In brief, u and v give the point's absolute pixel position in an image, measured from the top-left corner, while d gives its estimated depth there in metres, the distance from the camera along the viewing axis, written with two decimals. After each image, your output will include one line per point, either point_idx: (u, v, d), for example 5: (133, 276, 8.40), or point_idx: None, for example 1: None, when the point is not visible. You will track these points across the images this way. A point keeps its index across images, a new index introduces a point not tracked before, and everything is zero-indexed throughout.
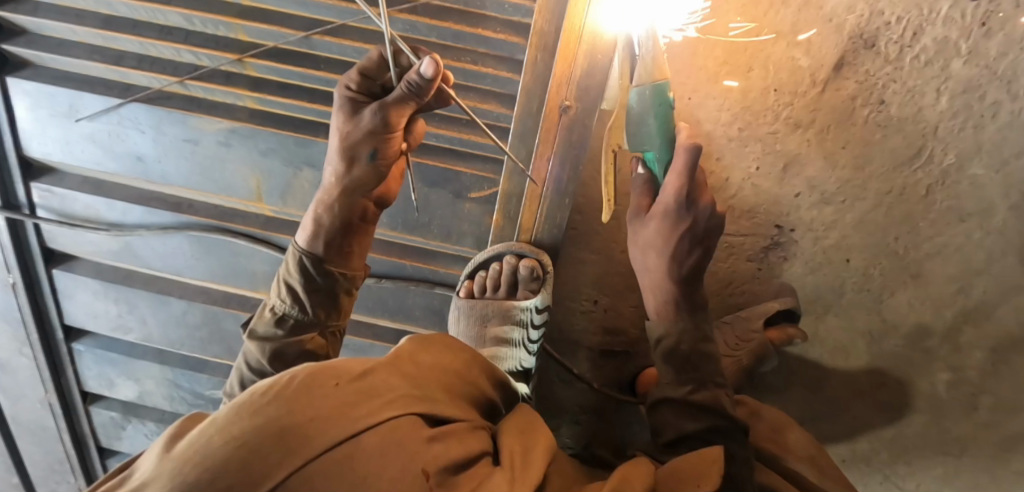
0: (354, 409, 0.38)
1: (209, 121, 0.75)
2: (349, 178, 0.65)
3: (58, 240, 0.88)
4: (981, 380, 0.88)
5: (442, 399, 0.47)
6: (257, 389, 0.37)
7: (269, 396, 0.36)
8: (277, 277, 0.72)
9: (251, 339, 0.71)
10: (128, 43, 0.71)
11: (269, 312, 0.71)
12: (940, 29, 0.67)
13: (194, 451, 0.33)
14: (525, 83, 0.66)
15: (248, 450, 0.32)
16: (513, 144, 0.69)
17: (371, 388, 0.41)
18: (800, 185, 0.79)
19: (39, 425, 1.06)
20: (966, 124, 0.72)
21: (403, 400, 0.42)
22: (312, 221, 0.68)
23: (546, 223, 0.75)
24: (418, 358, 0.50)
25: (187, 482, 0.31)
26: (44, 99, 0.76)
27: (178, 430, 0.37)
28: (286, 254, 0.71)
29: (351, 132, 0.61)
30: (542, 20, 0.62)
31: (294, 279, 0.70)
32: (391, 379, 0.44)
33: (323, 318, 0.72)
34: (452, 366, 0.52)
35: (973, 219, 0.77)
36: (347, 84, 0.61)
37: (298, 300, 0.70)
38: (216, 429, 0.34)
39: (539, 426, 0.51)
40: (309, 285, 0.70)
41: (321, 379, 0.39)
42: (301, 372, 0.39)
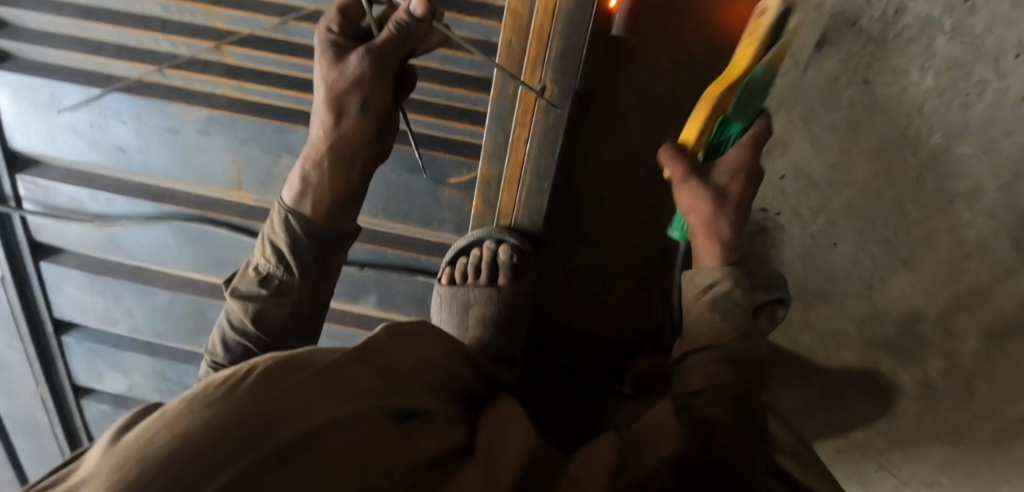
0: (320, 402, 0.34)
1: (188, 109, 0.75)
2: (336, 135, 0.62)
3: (45, 233, 0.88)
4: (975, 366, 0.86)
5: (417, 393, 0.43)
6: (210, 382, 0.32)
7: (223, 389, 0.31)
8: (262, 237, 0.69)
9: (232, 297, 0.69)
10: (106, 33, 0.71)
11: (254, 271, 0.69)
12: (922, 6, 0.65)
13: (138, 445, 0.28)
14: (502, 66, 0.64)
15: (202, 445, 0.28)
16: (490, 129, 0.67)
17: (339, 382, 0.37)
18: (785, 167, 0.78)
19: (31, 418, 1.06)
20: (951, 103, 0.69)
21: (372, 394, 0.38)
22: (299, 179, 0.65)
23: (527, 207, 0.74)
24: (394, 350, 0.45)
25: (127, 479, 0.26)
26: (26, 91, 0.76)
27: (131, 419, 0.32)
28: (271, 212, 0.69)
29: (336, 80, 0.58)
30: (516, 2, 0.60)
31: (280, 240, 0.67)
32: (361, 371, 0.40)
33: (311, 282, 0.69)
34: (429, 360, 0.49)
35: (963, 201, 0.74)
36: (329, 27, 0.59)
37: (284, 262, 0.68)
38: (164, 422, 0.29)
39: (518, 417, 0.48)
40: (297, 249, 0.67)
41: (282, 372, 0.34)
42: (262, 362, 0.35)
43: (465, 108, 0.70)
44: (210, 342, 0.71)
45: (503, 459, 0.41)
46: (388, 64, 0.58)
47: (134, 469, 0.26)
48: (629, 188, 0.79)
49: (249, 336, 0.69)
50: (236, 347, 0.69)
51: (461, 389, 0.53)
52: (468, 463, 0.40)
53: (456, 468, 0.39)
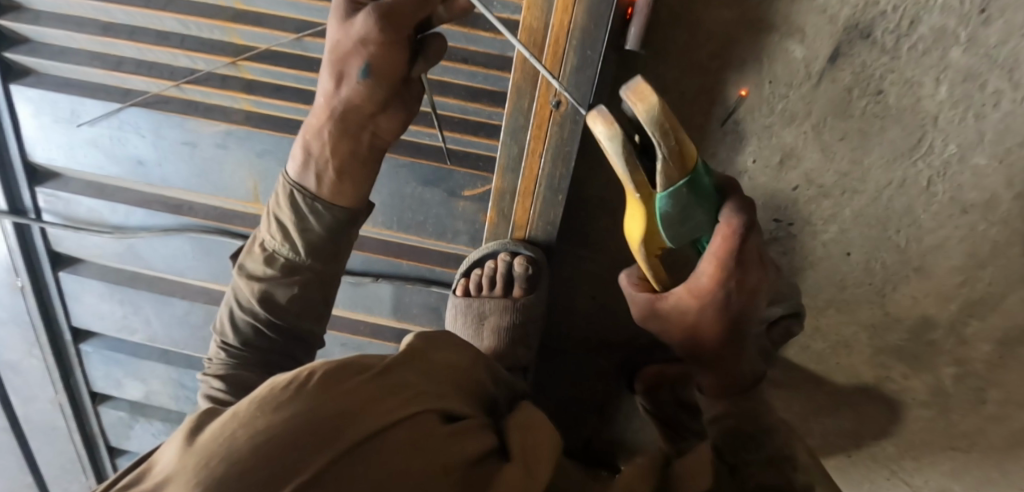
0: (380, 402, 0.34)
1: (206, 123, 0.76)
2: (337, 101, 0.56)
3: (63, 243, 0.90)
4: (987, 373, 0.86)
5: (454, 396, 0.43)
6: (276, 384, 0.33)
7: (290, 391, 0.32)
8: (267, 212, 0.64)
9: (241, 275, 0.65)
10: (126, 49, 0.72)
11: (260, 249, 0.65)
12: (937, 18, 0.63)
13: (218, 443, 0.29)
14: (515, 81, 0.64)
15: (278, 444, 0.29)
16: (504, 141, 0.68)
17: (393, 383, 0.37)
18: (797, 178, 0.77)
19: (50, 425, 1.08)
20: (965, 114, 0.68)
21: (422, 395, 0.38)
22: (301, 149, 0.60)
23: (541, 219, 0.74)
24: (429, 355, 0.45)
25: (212, 477, 0.27)
26: (47, 106, 0.78)
27: (197, 422, 0.34)
28: (276, 186, 0.64)
29: (340, 40, 0.52)
30: (531, 17, 0.61)
31: (285, 215, 0.62)
32: (408, 375, 0.40)
33: (322, 262, 0.64)
34: (460, 366, 0.49)
35: (976, 210, 0.74)
36: None
37: (291, 240, 0.63)
38: (239, 422, 0.31)
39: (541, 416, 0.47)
40: (306, 228, 0.62)
41: (342, 374, 0.35)
42: (320, 365, 0.35)
43: (479, 121, 0.70)
44: (220, 322, 0.66)
45: (539, 461, 0.40)
46: (399, 26, 0.50)
47: (219, 467, 0.28)
48: None
49: (259, 316, 0.64)
50: (246, 328, 0.65)
51: (487, 398, 0.52)
52: (510, 462, 0.39)
53: (501, 467, 0.38)
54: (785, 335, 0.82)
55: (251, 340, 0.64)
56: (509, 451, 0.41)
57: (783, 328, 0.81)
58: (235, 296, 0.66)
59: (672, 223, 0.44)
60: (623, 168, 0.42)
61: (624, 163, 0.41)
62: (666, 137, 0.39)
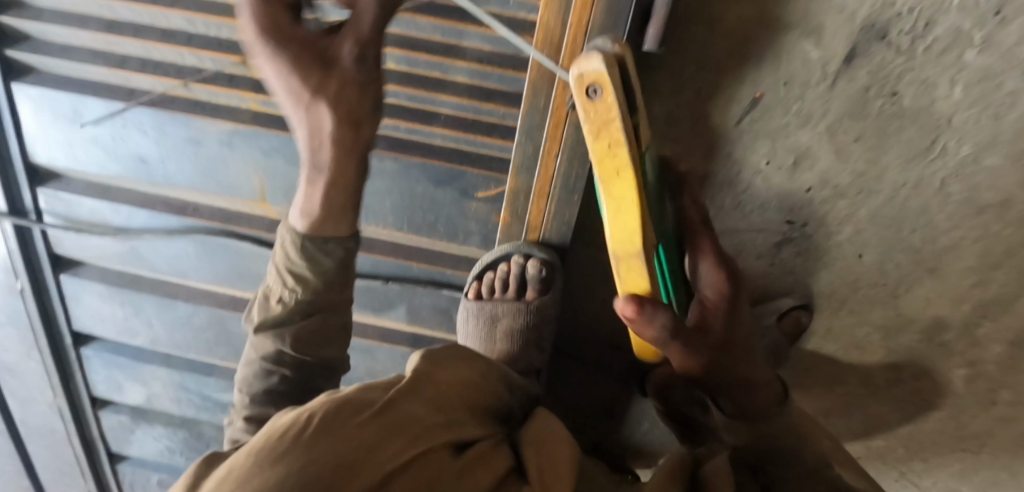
0: (381, 448, 0.33)
1: (213, 123, 0.74)
2: (356, 145, 0.51)
3: (64, 244, 0.88)
4: (999, 374, 0.86)
5: (461, 418, 0.42)
6: (273, 434, 0.32)
7: (284, 445, 0.31)
8: (274, 264, 0.61)
9: (259, 333, 0.64)
10: (130, 47, 0.70)
11: (271, 303, 0.63)
12: (954, 18, 0.62)
13: None
14: (530, 81, 0.63)
15: None
16: (519, 141, 0.67)
17: (397, 420, 0.36)
18: (812, 179, 0.77)
19: (49, 429, 1.06)
20: (981, 115, 0.68)
21: (429, 431, 0.37)
22: (311, 208, 0.55)
23: (556, 221, 0.73)
24: (438, 378, 0.43)
25: None
26: (49, 104, 0.76)
27: (196, 476, 0.33)
28: (280, 238, 0.60)
29: (350, 86, 0.46)
30: (548, 15, 0.60)
31: (297, 266, 0.59)
32: (414, 407, 0.38)
33: (334, 293, 0.62)
34: (471, 381, 0.47)
35: (991, 211, 0.74)
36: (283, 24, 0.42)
37: (305, 286, 0.60)
38: (233, 484, 0.30)
39: (553, 422, 0.46)
40: (319, 268, 0.59)
41: (342, 417, 0.34)
42: (319, 408, 0.34)
43: (494, 121, 0.68)
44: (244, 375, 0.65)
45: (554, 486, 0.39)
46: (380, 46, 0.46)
47: None
48: None
49: (284, 360, 0.64)
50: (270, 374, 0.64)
51: (500, 408, 0.51)
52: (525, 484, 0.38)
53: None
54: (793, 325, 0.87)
55: (278, 385, 0.64)
56: (523, 468, 0.41)
57: (790, 318, 0.86)
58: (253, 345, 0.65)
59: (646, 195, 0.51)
60: (620, 119, 0.41)
61: (619, 108, 0.40)
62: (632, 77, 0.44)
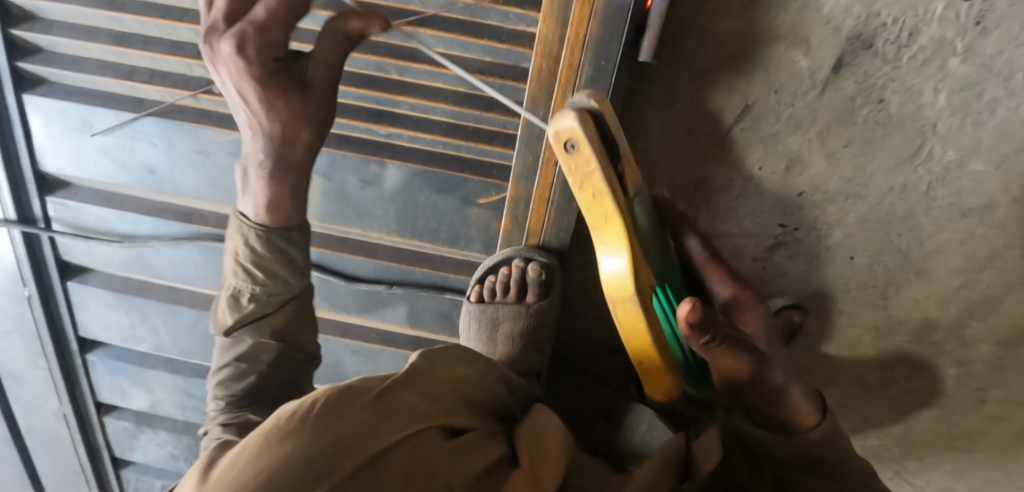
0: (382, 428, 0.35)
1: (221, 133, 0.76)
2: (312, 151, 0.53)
3: (72, 252, 0.90)
4: (988, 374, 0.88)
5: (457, 409, 0.43)
6: (283, 413, 0.34)
7: (295, 422, 0.33)
8: (230, 258, 0.57)
9: (231, 333, 0.60)
10: (139, 59, 0.72)
11: (242, 300, 0.59)
12: (936, 29, 0.65)
13: (228, 481, 0.30)
14: (530, 91, 0.67)
15: (279, 481, 0.29)
16: (520, 149, 0.70)
17: (396, 404, 0.37)
18: (802, 184, 0.79)
19: (53, 436, 1.07)
20: (963, 122, 0.70)
21: (424, 416, 0.39)
22: (269, 199, 0.53)
23: (555, 225, 0.76)
24: (435, 372, 0.45)
25: None
26: (58, 115, 0.78)
27: (212, 456, 0.35)
28: (231, 233, 0.57)
29: (321, 101, 0.49)
30: (547, 30, 0.62)
31: (255, 259, 0.56)
32: (413, 395, 0.40)
33: (302, 278, 0.60)
34: (469, 377, 0.48)
35: (975, 214, 0.76)
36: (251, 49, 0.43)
37: (269, 276, 0.58)
38: (247, 458, 0.31)
39: (545, 417, 0.47)
40: (290, 261, 0.58)
41: (348, 399, 0.35)
42: (326, 390, 0.36)
43: (495, 129, 0.71)
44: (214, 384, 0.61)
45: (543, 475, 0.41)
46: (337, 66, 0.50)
47: None
48: None
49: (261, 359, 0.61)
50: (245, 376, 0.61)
51: (497, 404, 0.52)
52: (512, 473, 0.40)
53: (503, 481, 0.39)
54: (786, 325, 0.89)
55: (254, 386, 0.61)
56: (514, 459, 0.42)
57: (786, 317, 0.88)
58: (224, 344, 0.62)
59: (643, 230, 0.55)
60: (601, 175, 0.46)
61: (596, 161, 0.45)
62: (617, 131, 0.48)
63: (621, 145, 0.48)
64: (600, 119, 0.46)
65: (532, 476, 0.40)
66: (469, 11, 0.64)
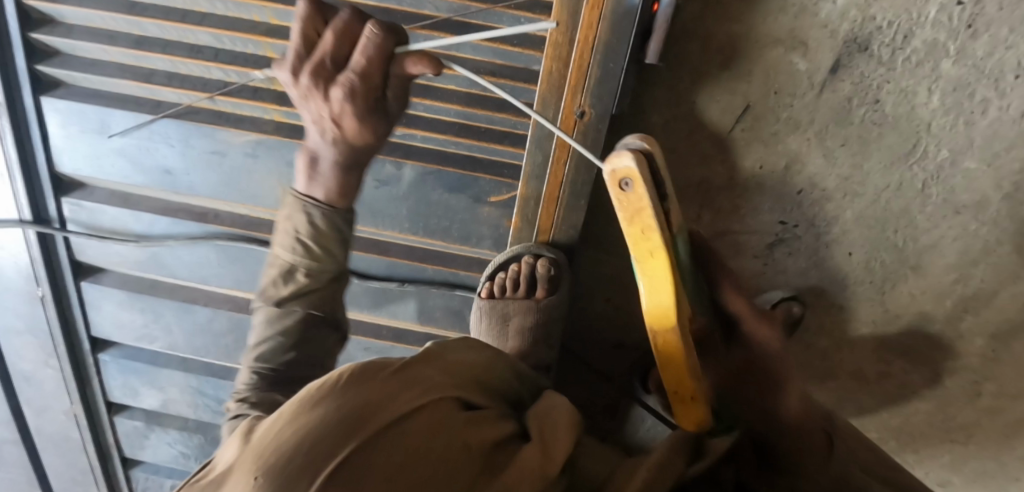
0: (405, 392, 0.37)
1: (237, 134, 0.78)
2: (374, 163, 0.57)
3: (86, 252, 0.91)
4: (983, 367, 0.91)
5: (471, 388, 0.45)
6: (313, 383, 0.36)
7: (325, 389, 0.35)
8: (284, 232, 0.59)
9: (283, 309, 0.60)
10: (158, 62, 0.74)
11: (297, 273, 0.60)
12: (929, 32, 0.68)
13: (268, 439, 0.32)
14: (540, 92, 0.69)
15: (317, 434, 0.32)
16: (530, 150, 0.73)
17: (415, 376, 0.40)
18: (802, 182, 0.82)
19: (63, 436, 1.08)
20: (956, 121, 0.73)
21: (442, 386, 0.41)
22: (329, 184, 0.55)
23: (564, 223, 0.78)
24: (449, 355, 0.47)
25: (266, 466, 0.30)
26: (76, 117, 0.79)
27: (251, 425, 0.37)
28: (285, 208, 0.58)
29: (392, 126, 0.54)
30: (558, 33, 0.65)
31: (312, 236, 0.57)
32: (430, 370, 0.42)
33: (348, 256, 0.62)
34: (481, 363, 0.50)
35: (968, 211, 0.79)
36: (356, 89, 0.47)
37: (323, 252, 0.59)
38: (284, 420, 0.33)
39: (558, 398, 0.49)
40: (342, 239, 0.60)
41: (372, 370, 0.38)
42: (352, 365, 0.38)
43: (505, 130, 0.73)
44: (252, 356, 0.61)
45: (556, 440, 0.42)
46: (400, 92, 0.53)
47: (270, 458, 0.30)
48: None
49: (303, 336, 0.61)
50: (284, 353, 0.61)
51: (510, 392, 0.54)
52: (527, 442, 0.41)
53: (517, 451, 0.40)
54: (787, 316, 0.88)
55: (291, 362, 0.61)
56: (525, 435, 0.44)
57: (785, 307, 0.88)
58: (269, 317, 0.61)
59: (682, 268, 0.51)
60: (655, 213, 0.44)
61: (649, 200, 0.43)
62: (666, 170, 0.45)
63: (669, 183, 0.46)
64: (652, 160, 0.44)
65: (543, 443, 0.42)
66: (482, 16, 0.66)
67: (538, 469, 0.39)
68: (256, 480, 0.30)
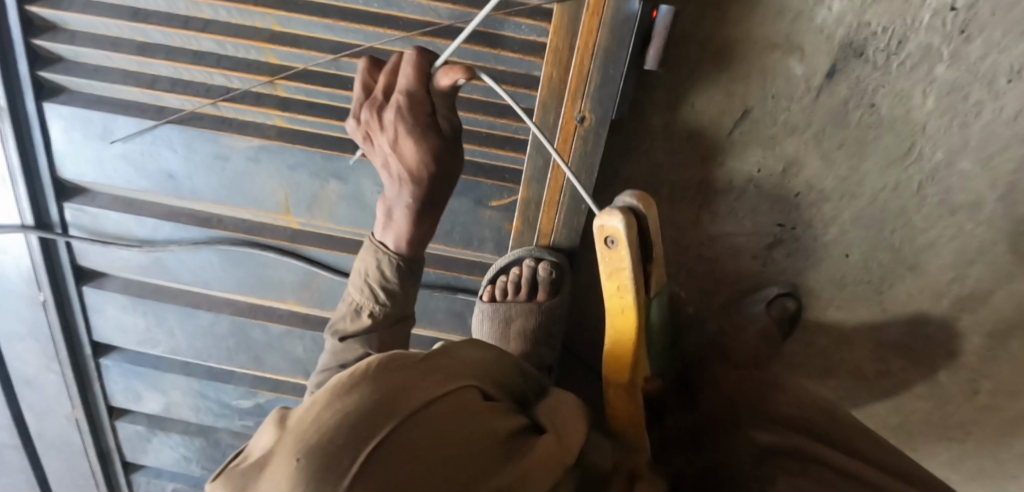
0: (434, 379, 0.37)
1: (240, 139, 0.78)
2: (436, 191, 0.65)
3: (89, 257, 0.91)
4: (980, 366, 0.92)
5: (485, 382, 0.45)
6: (344, 369, 0.35)
7: (360, 373, 0.34)
8: (358, 275, 0.74)
9: (344, 340, 0.75)
10: (161, 67, 0.74)
11: (364, 315, 0.75)
12: (923, 36, 0.69)
13: (307, 421, 0.31)
14: (541, 98, 0.70)
15: (360, 413, 0.31)
16: (530, 154, 0.73)
17: (439, 365, 0.40)
18: (800, 184, 0.82)
19: (65, 441, 1.08)
20: (951, 123, 0.74)
21: (462, 378, 0.41)
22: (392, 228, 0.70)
23: (565, 226, 0.78)
24: (461, 351, 0.47)
25: (310, 445, 0.29)
26: (79, 122, 0.79)
27: (279, 412, 0.36)
28: (363, 253, 0.74)
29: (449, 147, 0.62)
30: (558, 38, 0.66)
31: (382, 280, 0.73)
32: (449, 361, 0.42)
33: (405, 302, 0.76)
34: (488, 361, 0.50)
35: (963, 212, 0.80)
36: (405, 110, 0.57)
37: (384, 296, 0.74)
38: (321, 402, 0.32)
39: (569, 398, 0.49)
40: (405, 284, 0.75)
41: (400, 357, 0.38)
42: (379, 353, 0.37)
43: (506, 134, 0.74)
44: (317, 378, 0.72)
45: (570, 435, 0.42)
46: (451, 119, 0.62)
47: (314, 438, 0.30)
48: None
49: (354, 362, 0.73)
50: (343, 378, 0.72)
51: (514, 389, 0.54)
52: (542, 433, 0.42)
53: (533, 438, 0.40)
54: (781, 313, 0.90)
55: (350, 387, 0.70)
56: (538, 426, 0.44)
57: (780, 305, 0.89)
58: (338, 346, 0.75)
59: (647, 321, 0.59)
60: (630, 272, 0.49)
61: (629, 260, 0.48)
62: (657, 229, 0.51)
63: (656, 241, 0.51)
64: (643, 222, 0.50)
65: (558, 433, 0.42)
66: (482, 22, 0.67)
67: (557, 458, 0.39)
68: (302, 458, 0.29)
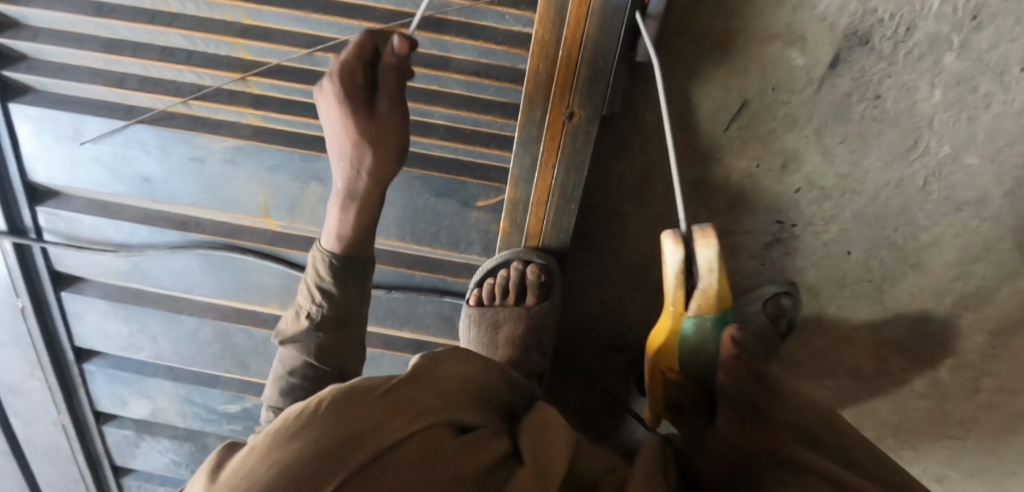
0: (392, 420, 0.35)
1: (215, 139, 0.75)
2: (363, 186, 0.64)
3: (65, 262, 0.88)
4: (982, 364, 0.90)
5: (462, 407, 0.43)
6: (290, 413, 0.34)
7: (302, 421, 0.33)
8: (306, 281, 0.73)
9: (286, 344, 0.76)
10: (130, 65, 0.71)
11: (304, 318, 0.74)
12: (932, 24, 0.65)
13: (241, 477, 0.31)
14: (527, 92, 0.66)
15: (295, 474, 0.30)
16: (518, 152, 0.70)
17: (401, 401, 0.37)
18: (799, 181, 0.79)
19: (52, 446, 1.06)
20: (959, 116, 0.71)
21: (430, 411, 0.38)
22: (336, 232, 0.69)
23: (554, 227, 0.76)
24: (437, 372, 0.45)
25: None
26: (46, 124, 0.76)
27: (221, 456, 0.35)
28: (311, 260, 0.73)
29: (383, 138, 0.59)
30: (544, 30, 0.62)
31: (325, 283, 0.71)
32: (414, 391, 0.40)
33: (350, 308, 0.74)
34: (469, 378, 0.48)
35: (969, 208, 0.77)
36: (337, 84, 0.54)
37: (325, 303, 0.72)
38: (258, 456, 0.32)
39: (556, 418, 0.46)
40: (348, 291, 0.73)
41: (355, 394, 0.36)
42: (332, 391, 0.36)
43: (492, 132, 0.71)
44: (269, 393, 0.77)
45: (550, 462, 0.40)
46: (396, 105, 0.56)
47: None
48: (651, 204, 0.81)
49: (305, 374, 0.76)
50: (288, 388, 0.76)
51: (500, 402, 0.52)
52: (521, 465, 0.39)
53: (509, 473, 0.38)
54: (777, 310, 0.87)
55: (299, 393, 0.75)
56: (517, 455, 0.41)
57: (775, 303, 0.86)
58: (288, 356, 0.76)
59: (699, 360, 0.59)
60: (672, 286, 0.58)
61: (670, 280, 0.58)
62: (712, 266, 0.54)
63: (711, 277, 0.55)
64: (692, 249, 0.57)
65: (539, 465, 0.40)
66: (464, 13, 0.63)
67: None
68: None
